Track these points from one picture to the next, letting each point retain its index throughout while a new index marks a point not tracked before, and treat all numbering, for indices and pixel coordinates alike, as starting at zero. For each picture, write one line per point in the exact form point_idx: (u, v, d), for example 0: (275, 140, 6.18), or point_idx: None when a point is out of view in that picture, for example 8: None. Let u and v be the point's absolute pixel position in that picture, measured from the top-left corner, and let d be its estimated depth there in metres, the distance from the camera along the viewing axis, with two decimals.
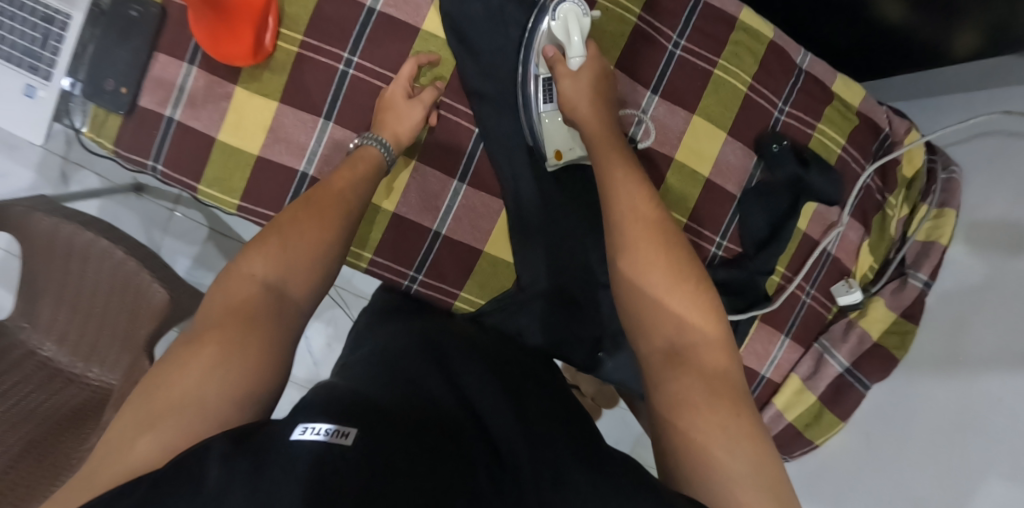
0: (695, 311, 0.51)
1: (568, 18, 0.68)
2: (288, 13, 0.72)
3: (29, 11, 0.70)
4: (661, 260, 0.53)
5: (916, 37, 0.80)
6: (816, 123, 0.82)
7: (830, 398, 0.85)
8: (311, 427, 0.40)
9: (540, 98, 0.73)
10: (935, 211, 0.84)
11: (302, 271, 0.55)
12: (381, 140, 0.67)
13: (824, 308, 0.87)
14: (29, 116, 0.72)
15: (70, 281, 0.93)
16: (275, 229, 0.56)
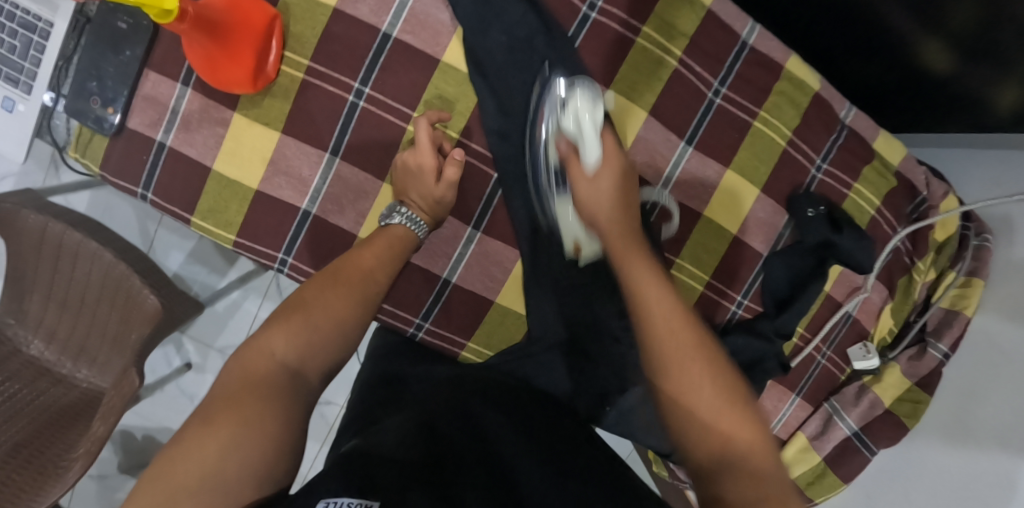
0: (732, 417, 0.46)
1: (578, 109, 0.60)
2: (294, 34, 0.65)
3: (9, 16, 0.63)
4: (698, 365, 0.48)
5: (958, 91, 0.74)
6: (852, 182, 0.77)
7: (834, 458, 0.83)
8: (333, 502, 0.40)
9: (551, 183, 0.65)
10: (963, 279, 0.81)
11: (323, 351, 0.54)
12: (411, 212, 0.65)
13: (838, 370, 0.84)
14: (7, 134, 0.64)
15: (58, 280, 0.90)
16: (291, 306, 0.56)
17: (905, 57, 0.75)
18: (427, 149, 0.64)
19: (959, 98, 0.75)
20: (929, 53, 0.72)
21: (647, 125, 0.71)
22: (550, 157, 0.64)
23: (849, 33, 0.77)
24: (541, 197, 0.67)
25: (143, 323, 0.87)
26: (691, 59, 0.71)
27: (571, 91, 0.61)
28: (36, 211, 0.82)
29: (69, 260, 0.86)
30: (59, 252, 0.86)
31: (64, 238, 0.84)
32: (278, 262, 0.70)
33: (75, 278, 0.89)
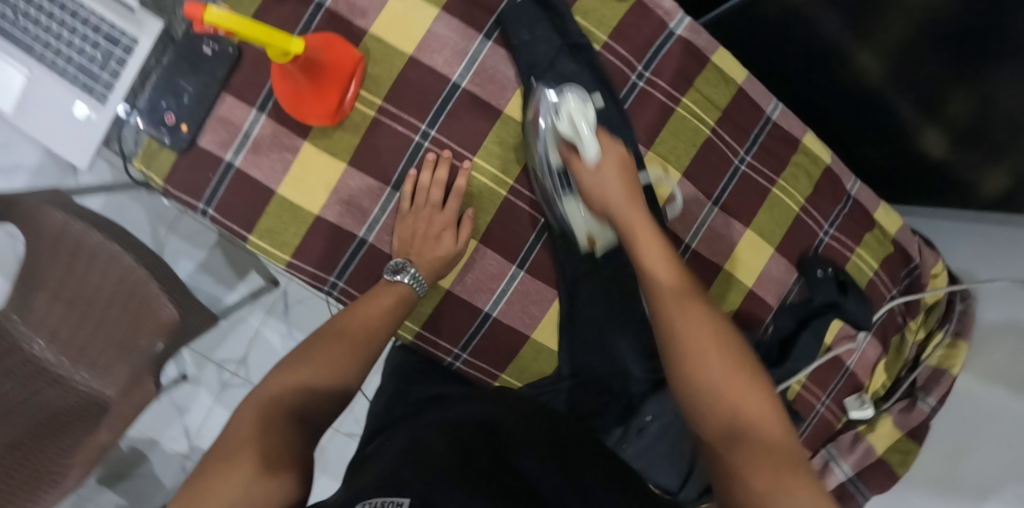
0: (738, 387, 0.53)
1: (570, 105, 0.69)
2: (371, 75, 0.70)
3: (95, 28, 0.65)
4: (717, 351, 0.55)
5: (950, 175, 0.84)
6: (854, 246, 0.85)
7: (830, 503, 0.88)
8: (371, 502, 0.43)
9: (558, 186, 0.73)
10: (950, 340, 0.88)
11: (329, 387, 0.59)
12: (417, 274, 0.68)
13: (835, 418, 0.91)
14: (77, 141, 0.67)
15: (71, 280, 0.89)
16: (335, 332, 0.63)
17: (908, 142, 0.85)
18: (448, 215, 0.70)
19: (953, 184, 0.85)
20: (929, 138, 0.82)
21: (681, 185, 0.78)
22: (551, 161, 0.71)
23: (856, 114, 0.87)
24: (557, 220, 0.75)
25: (156, 335, 0.86)
26: (723, 129, 0.78)
27: (560, 94, 0.70)
28: (61, 210, 0.85)
29: (87, 260, 0.86)
30: (76, 253, 0.86)
31: (86, 238, 0.85)
32: (328, 284, 0.73)
33: (87, 280, 0.88)
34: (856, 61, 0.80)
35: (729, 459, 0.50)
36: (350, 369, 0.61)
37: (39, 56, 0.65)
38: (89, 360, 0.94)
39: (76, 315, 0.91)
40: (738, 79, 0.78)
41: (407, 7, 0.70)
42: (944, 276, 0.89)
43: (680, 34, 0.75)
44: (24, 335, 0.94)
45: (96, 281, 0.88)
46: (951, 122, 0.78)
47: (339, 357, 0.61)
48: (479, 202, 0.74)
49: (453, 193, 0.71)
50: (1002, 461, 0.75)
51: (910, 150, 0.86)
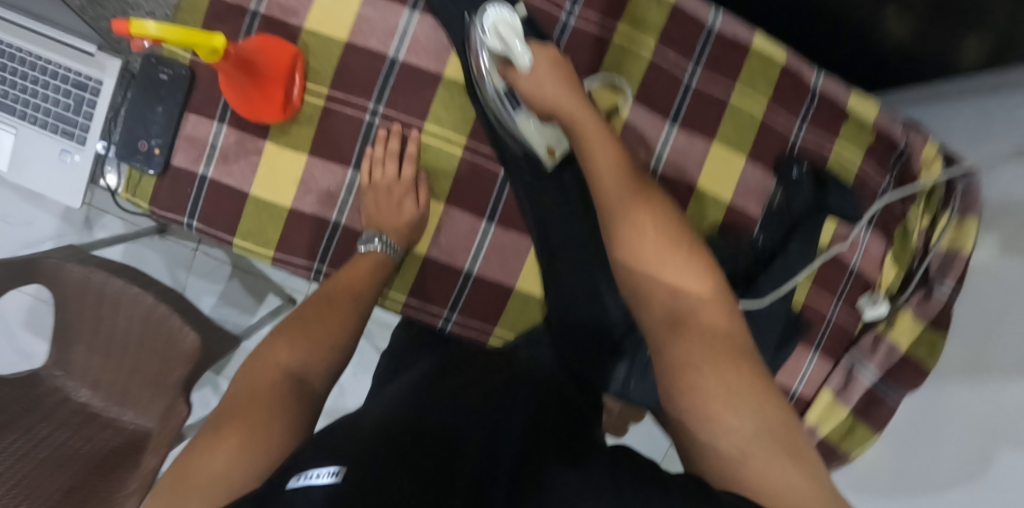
0: (676, 265, 0.53)
1: (496, 25, 0.66)
2: (313, 68, 0.73)
3: (64, 79, 0.71)
4: (664, 251, 0.53)
5: (922, 56, 0.82)
6: (831, 141, 0.83)
7: (861, 411, 0.87)
8: (305, 473, 0.39)
9: (507, 106, 0.71)
10: (958, 218, 0.83)
11: (322, 358, 0.59)
12: (389, 241, 0.72)
13: (851, 323, 0.87)
14: (68, 183, 0.73)
15: (103, 327, 0.96)
16: (321, 301, 0.64)
17: (873, 27, 0.82)
18: (406, 183, 0.74)
19: (932, 55, 0.82)
20: (892, 23, 0.80)
21: (633, 112, 0.78)
22: (496, 85, 0.70)
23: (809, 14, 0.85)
24: (506, 127, 0.73)
25: (183, 361, 0.92)
26: (664, 49, 0.79)
27: (484, 16, 0.67)
28: (80, 264, 0.91)
29: (111, 306, 0.93)
30: (101, 301, 0.94)
31: (106, 287, 0.92)
32: (313, 271, 0.77)
33: (117, 323, 0.95)
34: None
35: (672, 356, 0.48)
36: (344, 335, 0.62)
37: (22, 114, 0.73)
38: (132, 399, 0.99)
39: (114, 359, 0.99)
40: None
41: None
42: (937, 161, 0.82)
43: None
44: (69, 387, 1.01)
45: (124, 325, 0.95)
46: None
47: (332, 323, 0.62)
48: (433, 165, 0.77)
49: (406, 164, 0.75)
50: None
51: (876, 35, 0.83)
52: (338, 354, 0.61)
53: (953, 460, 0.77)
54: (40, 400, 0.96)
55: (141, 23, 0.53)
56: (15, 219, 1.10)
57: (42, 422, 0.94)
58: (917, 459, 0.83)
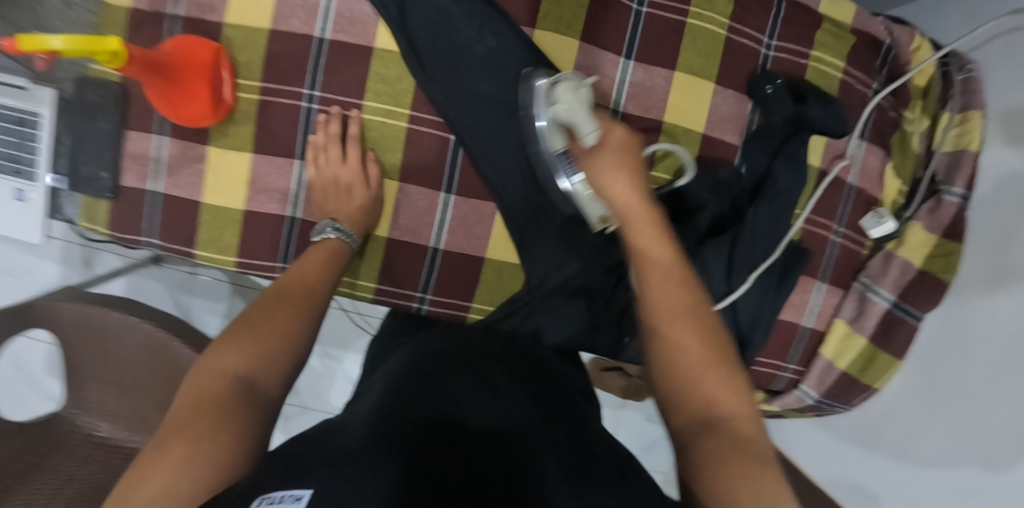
0: (694, 337, 0.51)
1: (568, 97, 0.63)
2: (241, 62, 0.70)
3: (6, 117, 0.71)
4: (688, 320, 0.52)
5: None
6: (808, 50, 0.75)
7: (880, 338, 0.80)
8: (268, 497, 0.36)
9: (563, 169, 0.67)
10: (959, 116, 0.77)
11: (278, 355, 0.54)
12: (348, 230, 0.69)
13: (857, 246, 0.81)
14: (28, 219, 0.72)
15: (107, 362, 0.94)
16: (273, 298, 0.59)
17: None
18: (354, 166, 0.71)
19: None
20: None
21: (583, 52, 0.73)
22: (555, 147, 0.67)
23: None
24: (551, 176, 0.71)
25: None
26: None
27: (557, 86, 0.64)
28: (72, 302, 0.90)
29: (110, 338, 0.92)
30: (100, 333, 0.92)
31: (102, 318, 0.91)
32: (278, 271, 0.75)
33: (118, 356, 0.93)
34: None
35: (691, 428, 0.49)
36: (299, 330, 0.56)
37: None
38: (148, 424, 0.95)
39: (125, 388, 0.95)
40: None
41: None
42: (927, 47, 0.76)
43: None
44: (87, 424, 0.97)
45: (128, 354, 0.93)
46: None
47: (284, 319, 0.57)
48: (380, 144, 0.74)
49: (350, 145, 0.71)
50: None
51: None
52: (294, 355, 0.56)
53: (984, 386, 0.71)
54: (63, 441, 0.94)
55: (43, 39, 0.52)
56: (15, 269, 1.11)
57: (65, 463, 0.91)
58: (941, 386, 0.77)
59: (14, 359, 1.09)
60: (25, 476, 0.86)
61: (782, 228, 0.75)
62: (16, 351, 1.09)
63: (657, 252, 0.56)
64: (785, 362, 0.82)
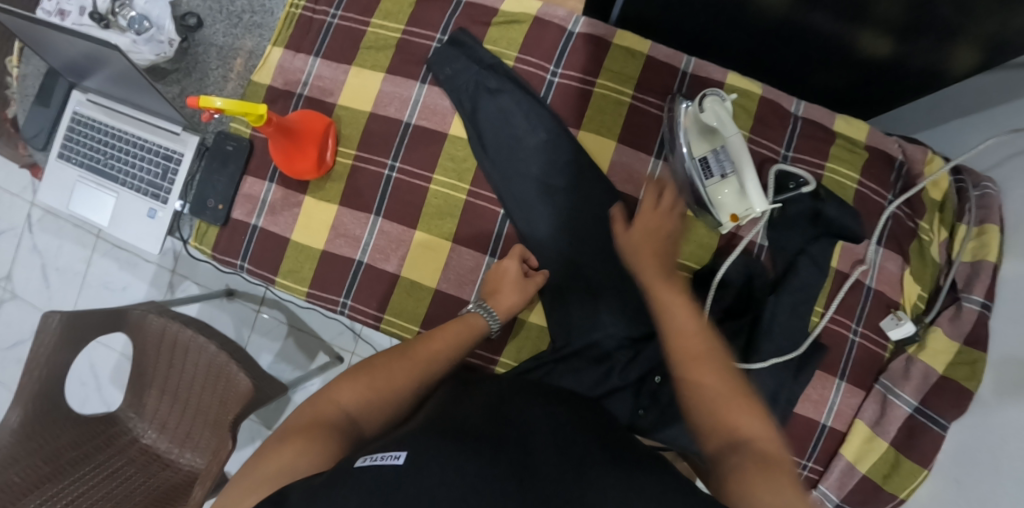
0: (691, 345, 0.63)
1: (715, 107, 0.77)
2: (344, 134, 0.88)
3: (155, 152, 0.89)
4: (704, 359, 0.62)
5: (911, 65, 0.79)
6: (824, 163, 0.84)
7: (902, 442, 0.80)
8: (372, 456, 0.50)
9: (701, 174, 0.80)
10: (977, 229, 0.81)
11: (384, 400, 0.65)
12: (494, 314, 0.78)
13: (878, 347, 0.83)
14: (151, 233, 0.89)
15: (173, 374, 1.11)
16: (403, 352, 0.69)
17: (851, 51, 0.80)
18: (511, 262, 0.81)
19: (921, 69, 0.79)
20: (873, 43, 0.78)
21: (619, 151, 0.86)
22: (695, 154, 0.81)
23: (786, 52, 0.86)
24: (692, 193, 0.82)
25: (236, 403, 1.03)
26: (643, 94, 0.87)
27: (703, 98, 0.78)
28: (159, 315, 1.07)
29: (182, 353, 1.08)
30: (174, 348, 1.09)
31: (178, 335, 1.07)
32: (340, 304, 0.87)
33: (185, 371, 1.10)
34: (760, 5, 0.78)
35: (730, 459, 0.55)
36: (407, 385, 0.66)
37: (123, 182, 0.90)
38: (192, 441, 1.10)
39: (180, 403, 1.11)
40: (643, 50, 0.87)
41: (361, 78, 0.88)
42: (939, 161, 0.84)
43: (580, 31, 0.87)
44: (139, 429, 1.13)
45: (191, 372, 1.09)
46: (886, 20, 0.73)
47: (398, 372, 0.67)
48: (441, 209, 0.87)
49: (517, 246, 0.83)
50: None
51: (855, 57, 0.81)
52: (398, 404, 0.65)
53: (1009, 496, 0.65)
54: (115, 440, 1.10)
55: (210, 98, 0.69)
56: (113, 285, 1.31)
57: (113, 458, 1.07)
58: (973, 496, 0.71)
59: (92, 362, 1.28)
60: (79, 462, 1.00)
61: (802, 327, 0.81)
62: (95, 357, 1.28)
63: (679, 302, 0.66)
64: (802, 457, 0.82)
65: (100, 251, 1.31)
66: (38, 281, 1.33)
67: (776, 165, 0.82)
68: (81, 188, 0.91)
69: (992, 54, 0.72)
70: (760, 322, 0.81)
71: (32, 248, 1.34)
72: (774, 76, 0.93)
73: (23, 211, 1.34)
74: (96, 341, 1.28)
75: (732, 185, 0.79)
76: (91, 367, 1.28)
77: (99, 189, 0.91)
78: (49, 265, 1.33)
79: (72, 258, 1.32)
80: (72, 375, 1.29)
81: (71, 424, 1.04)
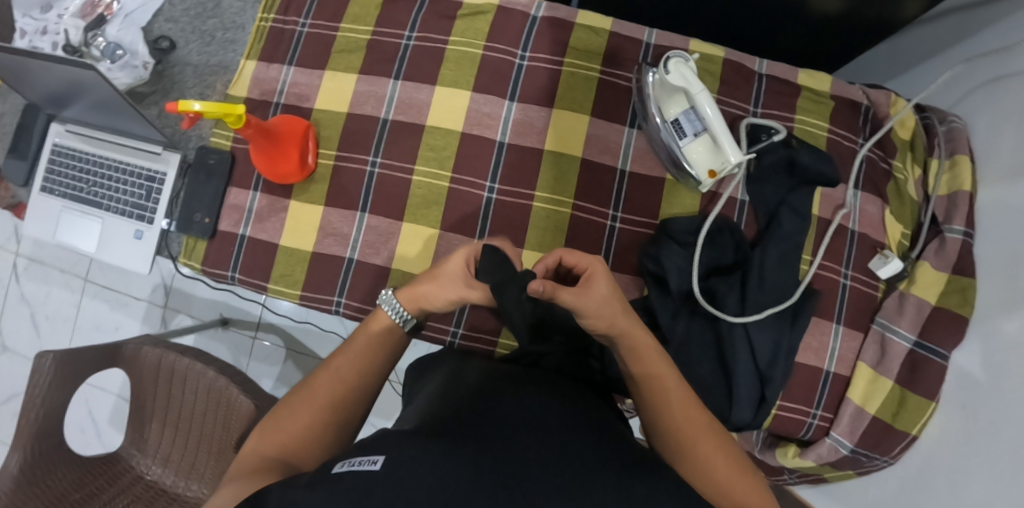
0: (664, 371, 0.60)
1: (680, 68, 0.80)
2: (324, 136, 0.89)
3: (137, 175, 0.89)
4: (668, 377, 0.60)
5: (862, 16, 0.82)
6: (792, 115, 0.86)
7: (906, 379, 0.80)
8: (349, 461, 0.52)
9: (675, 136, 0.83)
10: (949, 162, 0.82)
11: (323, 422, 0.63)
12: (397, 303, 0.68)
13: (871, 288, 0.84)
14: (139, 255, 0.89)
15: (173, 404, 1.10)
16: (314, 380, 0.65)
17: (802, 9, 0.84)
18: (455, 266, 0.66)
19: (874, 19, 0.82)
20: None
21: (594, 125, 0.89)
22: (668, 117, 0.83)
23: (742, 16, 0.89)
24: (670, 155, 0.86)
25: (238, 426, 1.01)
26: (611, 68, 0.90)
27: (667, 62, 0.80)
28: (154, 347, 1.07)
29: (180, 382, 1.07)
30: (173, 377, 1.07)
31: (176, 364, 1.06)
32: (334, 303, 0.87)
33: (185, 399, 1.08)
34: None
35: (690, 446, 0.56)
36: (345, 399, 0.64)
37: (107, 207, 0.90)
38: (197, 473, 1.08)
39: (182, 433, 1.09)
40: (605, 26, 0.90)
41: (335, 81, 0.90)
42: (903, 103, 0.86)
43: (543, 15, 0.90)
44: (142, 465, 1.11)
45: (190, 398, 1.08)
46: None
47: (322, 397, 0.64)
48: (426, 198, 0.88)
49: (455, 247, 0.68)
50: None
51: (808, 15, 0.84)
52: (338, 420, 0.64)
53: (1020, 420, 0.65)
54: (118, 479, 1.08)
55: (187, 103, 0.70)
56: (106, 326, 1.30)
57: (116, 498, 1.05)
58: (984, 428, 0.71)
59: (89, 406, 1.27)
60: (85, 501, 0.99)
61: (792, 277, 0.82)
62: (90, 400, 1.26)
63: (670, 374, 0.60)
64: (810, 407, 0.83)
65: (89, 293, 1.31)
66: (30, 331, 1.32)
67: (744, 119, 0.84)
68: (66, 218, 0.91)
69: (938, 0, 0.75)
70: (749, 276, 0.82)
71: (21, 297, 1.33)
72: (737, 40, 0.96)
73: (8, 261, 1.34)
74: (89, 384, 1.26)
75: (704, 144, 0.82)
76: (88, 412, 1.26)
77: (83, 216, 0.91)
78: (39, 313, 1.32)
79: (61, 304, 1.31)
80: (69, 422, 1.26)
81: (72, 465, 1.01)
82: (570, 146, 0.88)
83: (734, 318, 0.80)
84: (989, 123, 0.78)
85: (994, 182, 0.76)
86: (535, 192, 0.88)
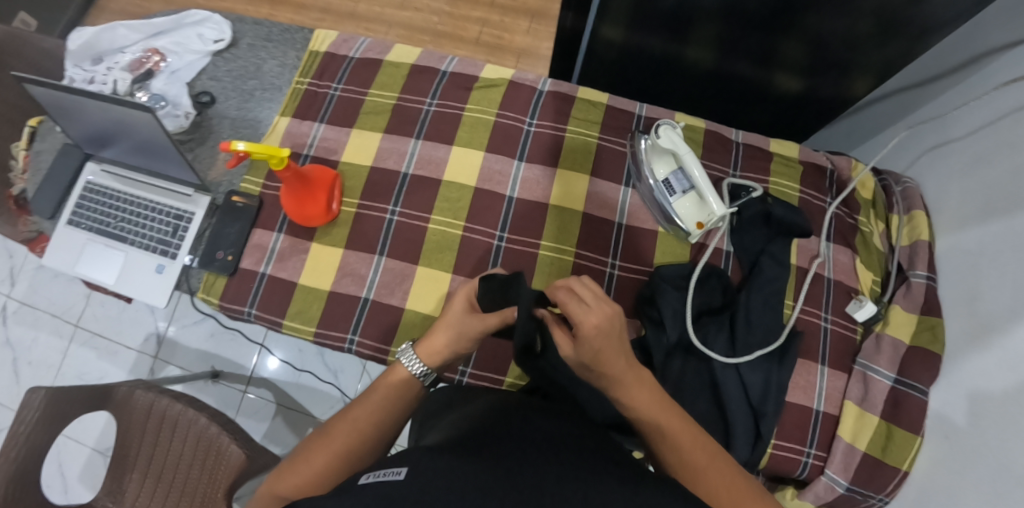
0: (667, 414, 0.61)
1: (668, 135, 0.91)
2: (348, 186, 0.97)
3: (166, 213, 0.94)
4: (672, 420, 0.61)
5: (822, 94, 0.97)
6: (767, 177, 0.98)
7: (891, 414, 0.85)
8: (375, 473, 0.52)
9: (666, 193, 0.93)
10: (907, 217, 0.93)
11: (341, 461, 0.63)
12: (415, 358, 0.68)
13: (850, 331, 0.92)
14: (156, 288, 0.92)
15: (158, 452, 1.06)
16: (335, 420, 0.66)
17: (770, 89, 0.99)
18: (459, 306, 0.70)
19: (832, 97, 0.97)
20: (786, 82, 0.96)
21: (594, 183, 0.99)
22: (659, 177, 0.94)
23: (720, 94, 1.04)
24: (662, 209, 0.96)
25: (227, 476, 0.98)
26: (607, 135, 1.01)
27: (657, 128, 0.92)
28: (146, 391, 1.06)
29: (169, 428, 1.05)
30: (162, 423, 1.06)
31: (167, 409, 1.05)
32: (347, 340, 0.90)
33: (172, 445, 1.05)
34: (694, 57, 0.95)
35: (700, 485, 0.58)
36: (364, 440, 0.65)
37: (132, 241, 0.94)
38: None
39: (164, 484, 1.05)
40: (602, 100, 1.03)
41: (362, 138, 0.99)
42: (862, 166, 0.99)
43: (548, 89, 1.03)
44: None
45: (177, 448, 1.05)
46: (796, 62, 0.91)
47: (340, 436, 0.64)
48: (440, 243, 0.94)
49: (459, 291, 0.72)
50: (1012, 279, 0.73)
51: (775, 93, 0.99)
52: (355, 460, 0.64)
53: (993, 443, 0.70)
54: None
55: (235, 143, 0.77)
56: (90, 375, 1.28)
57: None
58: (964, 457, 0.75)
59: (59, 460, 1.21)
60: None
61: (777, 319, 0.89)
62: (62, 453, 1.21)
63: (672, 417, 0.61)
64: (804, 445, 0.87)
65: (78, 340, 1.30)
66: (9, 378, 1.28)
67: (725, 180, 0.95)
68: (89, 250, 0.95)
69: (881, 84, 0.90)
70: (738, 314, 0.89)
71: (5, 341, 1.30)
72: (715, 113, 1.10)
73: None
74: (64, 435, 1.21)
75: (691, 200, 0.92)
76: (58, 466, 1.20)
77: (107, 249, 0.94)
78: (21, 359, 1.29)
79: (47, 350, 1.29)
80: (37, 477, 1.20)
81: None
82: (573, 200, 0.97)
83: (726, 359, 0.86)
84: (939, 181, 0.89)
85: (947, 234, 0.87)
86: (540, 240, 0.95)
